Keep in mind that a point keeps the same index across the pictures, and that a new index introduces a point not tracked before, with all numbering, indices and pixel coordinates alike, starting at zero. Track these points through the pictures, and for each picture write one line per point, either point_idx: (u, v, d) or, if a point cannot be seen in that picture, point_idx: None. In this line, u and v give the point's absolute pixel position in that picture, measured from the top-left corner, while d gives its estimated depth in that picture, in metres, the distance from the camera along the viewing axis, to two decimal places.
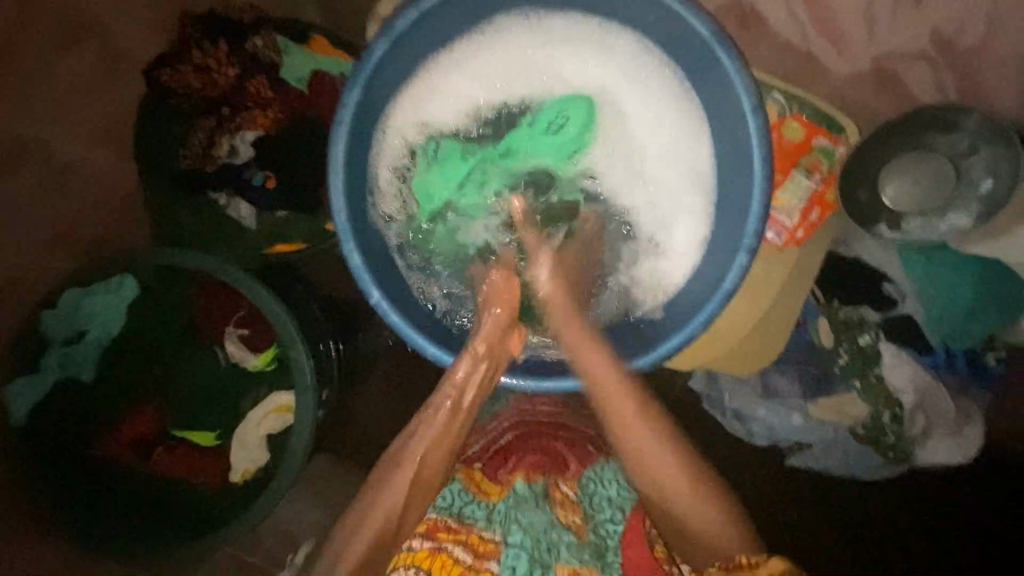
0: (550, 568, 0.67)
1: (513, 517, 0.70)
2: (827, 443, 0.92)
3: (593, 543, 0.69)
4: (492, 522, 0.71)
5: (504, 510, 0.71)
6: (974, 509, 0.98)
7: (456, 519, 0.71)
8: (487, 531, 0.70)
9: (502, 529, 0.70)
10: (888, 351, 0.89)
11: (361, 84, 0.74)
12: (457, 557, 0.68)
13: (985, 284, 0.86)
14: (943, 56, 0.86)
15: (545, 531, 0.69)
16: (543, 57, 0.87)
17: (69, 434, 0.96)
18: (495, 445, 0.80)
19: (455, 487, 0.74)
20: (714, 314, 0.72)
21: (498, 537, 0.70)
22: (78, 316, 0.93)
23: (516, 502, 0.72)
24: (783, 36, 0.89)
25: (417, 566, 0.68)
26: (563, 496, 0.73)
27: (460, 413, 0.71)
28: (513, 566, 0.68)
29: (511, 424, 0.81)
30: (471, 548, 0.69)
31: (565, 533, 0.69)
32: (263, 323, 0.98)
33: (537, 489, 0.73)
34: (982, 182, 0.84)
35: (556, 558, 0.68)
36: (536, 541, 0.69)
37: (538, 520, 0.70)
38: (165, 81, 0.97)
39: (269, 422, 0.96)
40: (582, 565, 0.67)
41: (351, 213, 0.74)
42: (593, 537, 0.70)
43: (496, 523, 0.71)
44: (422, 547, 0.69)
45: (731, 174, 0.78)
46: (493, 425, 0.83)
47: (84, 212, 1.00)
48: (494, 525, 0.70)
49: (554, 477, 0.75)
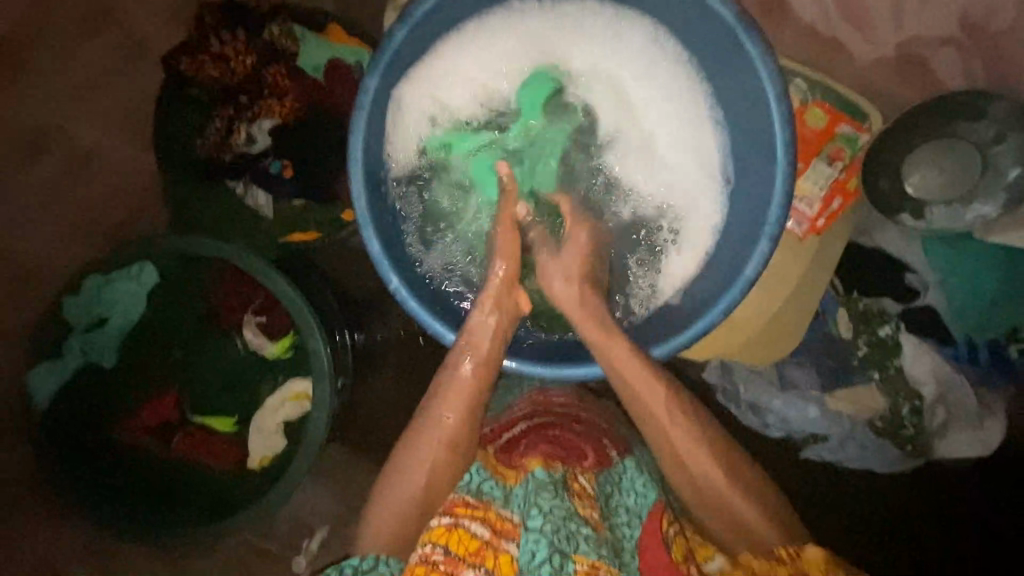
0: (569, 557, 0.62)
1: (532, 500, 0.66)
2: (844, 435, 0.91)
3: (610, 540, 0.66)
4: (510, 502, 0.68)
5: (522, 494, 0.68)
6: (1000, 507, 0.95)
7: (476, 496, 0.68)
8: (506, 511, 0.67)
9: (521, 511, 0.66)
10: (908, 343, 0.88)
11: (380, 70, 0.73)
12: (475, 532, 0.65)
13: (1009, 276, 0.85)
14: (971, 42, 0.84)
15: (564, 517, 0.64)
16: (557, 43, 0.86)
17: (88, 418, 0.98)
18: (501, 437, 0.78)
19: (475, 467, 0.71)
20: (735, 302, 0.71)
21: (518, 517, 0.66)
22: (99, 301, 0.94)
23: (535, 486, 0.67)
24: (806, 22, 0.88)
25: (434, 542, 0.64)
26: (581, 488, 0.70)
27: (482, 380, 0.73)
28: (531, 551, 0.63)
29: (529, 412, 0.81)
30: (488, 523, 0.66)
31: (583, 525, 0.65)
32: (281, 312, 0.98)
33: (555, 477, 0.69)
34: (1008, 171, 0.82)
35: (575, 548, 0.63)
36: (555, 526, 0.63)
37: (558, 506, 0.65)
38: (182, 69, 0.98)
39: (287, 409, 0.96)
40: (599, 561, 0.63)
41: (371, 200, 0.74)
42: (610, 535, 0.67)
43: (516, 502, 0.67)
44: (440, 522, 0.65)
45: (751, 162, 0.77)
46: (510, 413, 0.83)
47: (104, 199, 1.02)
48: (512, 506, 0.67)
49: (571, 469, 0.72)
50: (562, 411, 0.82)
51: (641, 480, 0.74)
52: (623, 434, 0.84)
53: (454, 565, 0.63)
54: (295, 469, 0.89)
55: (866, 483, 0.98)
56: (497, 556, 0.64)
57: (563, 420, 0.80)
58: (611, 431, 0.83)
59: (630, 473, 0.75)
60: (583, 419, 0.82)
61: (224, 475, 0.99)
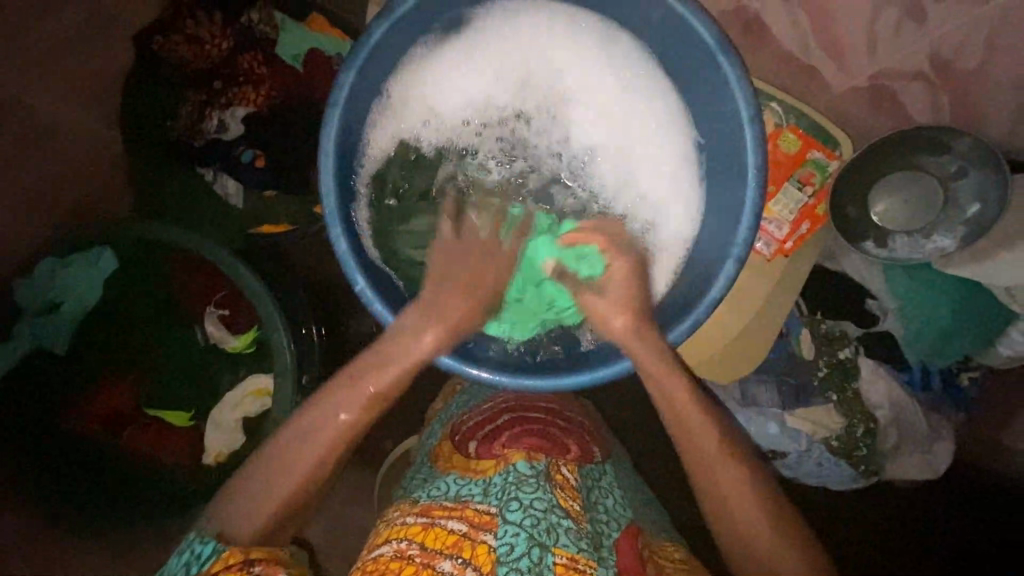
0: (549, 550, 0.61)
1: (512, 493, 0.66)
2: (800, 453, 0.92)
3: (591, 533, 0.66)
4: (489, 496, 0.68)
5: (501, 484, 0.67)
6: (948, 527, 0.99)
7: (453, 498, 0.68)
8: (483, 505, 0.67)
9: (499, 502, 0.66)
10: (866, 366, 0.90)
11: (355, 67, 0.72)
12: (452, 528, 0.65)
13: (964, 307, 0.87)
14: (940, 77, 0.86)
15: (544, 509, 0.64)
16: (539, 49, 0.84)
17: (35, 408, 0.93)
18: (484, 425, 0.77)
19: (451, 478, 0.71)
20: (699, 321, 0.72)
21: (496, 509, 0.66)
22: (52, 285, 0.90)
23: (516, 479, 0.67)
24: (786, 46, 0.89)
25: (409, 539, 0.64)
26: (564, 480, 0.70)
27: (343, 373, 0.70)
28: (509, 543, 0.61)
29: (511, 404, 0.79)
30: (466, 519, 0.65)
31: (564, 516, 0.65)
32: (245, 305, 0.96)
33: (538, 468, 0.69)
34: (968, 207, 0.85)
35: (555, 541, 0.62)
36: (535, 520, 0.63)
37: (538, 498, 0.65)
38: (155, 49, 0.95)
39: (247, 405, 0.94)
40: (580, 553, 0.63)
41: (340, 196, 0.72)
42: (590, 528, 0.67)
43: (494, 495, 0.67)
44: (416, 521, 0.65)
45: (724, 188, 0.76)
46: (495, 400, 0.81)
47: (63, 177, 0.98)
48: (491, 496, 0.67)
49: (554, 459, 0.72)
50: (545, 407, 0.81)
51: (618, 490, 0.76)
52: (601, 437, 0.84)
53: (430, 557, 0.62)
54: None
55: (822, 501, 1.00)
56: (475, 547, 0.63)
57: (547, 415, 0.79)
58: (594, 429, 0.83)
59: (608, 477, 0.77)
60: (566, 418, 0.81)
61: (183, 473, 0.95)
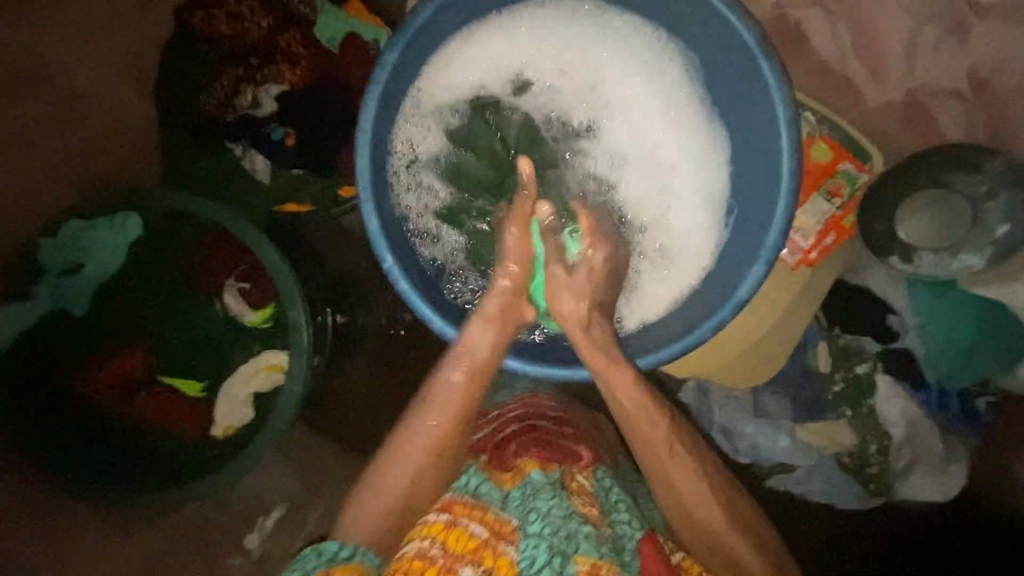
0: (570, 558, 0.61)
1: (530, 503, 0.65)
2: (810, 468, 0.92)
3: (611, 538, 0.65)
4: (507, 504, 0.67)
5: (519, 496, 0.67)
6: (955, 554, 0.97)
7: (472, 496, 0.67)
8: (505, 514, 0.66)
9: (519, 513, 0.65)
10: (883, 384, 0.89)
11: (399, 48, 0.72)
12: (474, 532, 0.63)
13: (985, 325, 0.87)
14: (977, 96, 0.87)
15: (564, 517, 0.64)
16: (579, 42, 0.84)
17: (48, 366, 0.94)
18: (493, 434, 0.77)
19: (467, 469, 0.70)
20: (724, 321, 0.71)
21: (517, 521, 0.65)
22: (73, 246, 0.90)
23: (533, 489, 0.67)
24: (823, 58, 0.90)
25: (433, 537, 0.62)
26: (579, 487, 0.70)
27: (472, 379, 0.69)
28: (531, 557, 0.61)
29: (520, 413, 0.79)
30: (487, 524, 0.64)
31: (583, 523, 0.64)
32: (267, 279, 0.96)
33: (553, 478, 0.69)
34: (997, 226, 0.84)
35: (576, 548, 0.62)
36: (555, 528, 0.63)
37: (557, 506, 0.65)
38: (195, 23, 0.96)
39: (259, 380, 0.94)
40: (602, 560, 0.61)
41: (375, 173, 0.72)
42: (610, 532, 0.66)
43: (513, 505, 0.67)
44: (439, 518, 0.64)
45: (757, 190, 0.76)
46: (501, 410, 0.81)
47: (93, 140, 0.99)
48: (510, 508, 0.66)
49: (568, 470, 0.72)
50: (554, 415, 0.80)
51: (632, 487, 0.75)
52: (605, 441, 0.83)
53: (452, 560, 0.61)
54: (261, 444, 0.86)
55: (825, 518, 1.00)
56: (495, 557, 0.62)
57: (556, 425, 0.78)
58: (598, 436, 0.81)
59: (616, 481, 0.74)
60: (573, 424, 0.80)
61: (190, 442, 0.96)
